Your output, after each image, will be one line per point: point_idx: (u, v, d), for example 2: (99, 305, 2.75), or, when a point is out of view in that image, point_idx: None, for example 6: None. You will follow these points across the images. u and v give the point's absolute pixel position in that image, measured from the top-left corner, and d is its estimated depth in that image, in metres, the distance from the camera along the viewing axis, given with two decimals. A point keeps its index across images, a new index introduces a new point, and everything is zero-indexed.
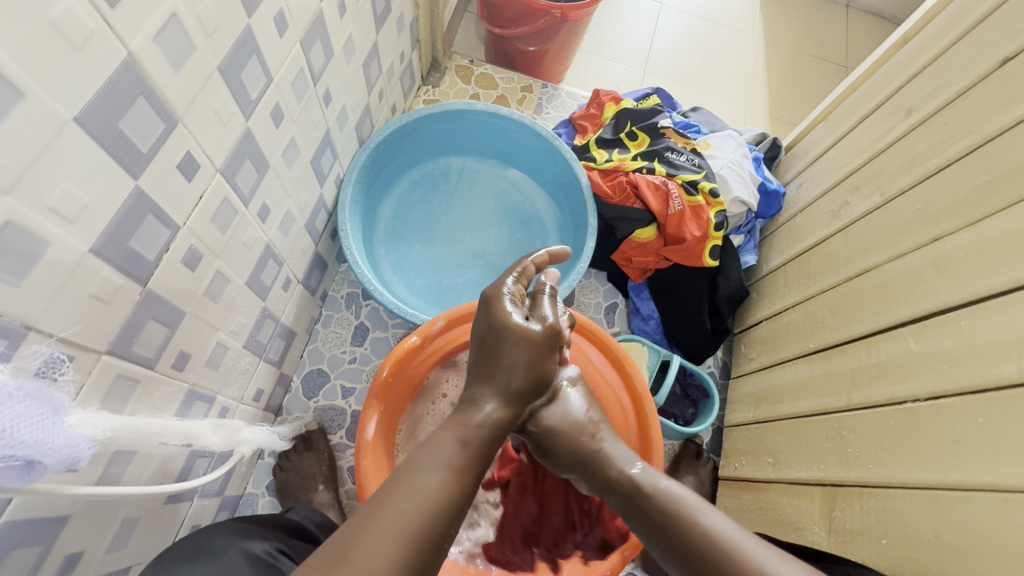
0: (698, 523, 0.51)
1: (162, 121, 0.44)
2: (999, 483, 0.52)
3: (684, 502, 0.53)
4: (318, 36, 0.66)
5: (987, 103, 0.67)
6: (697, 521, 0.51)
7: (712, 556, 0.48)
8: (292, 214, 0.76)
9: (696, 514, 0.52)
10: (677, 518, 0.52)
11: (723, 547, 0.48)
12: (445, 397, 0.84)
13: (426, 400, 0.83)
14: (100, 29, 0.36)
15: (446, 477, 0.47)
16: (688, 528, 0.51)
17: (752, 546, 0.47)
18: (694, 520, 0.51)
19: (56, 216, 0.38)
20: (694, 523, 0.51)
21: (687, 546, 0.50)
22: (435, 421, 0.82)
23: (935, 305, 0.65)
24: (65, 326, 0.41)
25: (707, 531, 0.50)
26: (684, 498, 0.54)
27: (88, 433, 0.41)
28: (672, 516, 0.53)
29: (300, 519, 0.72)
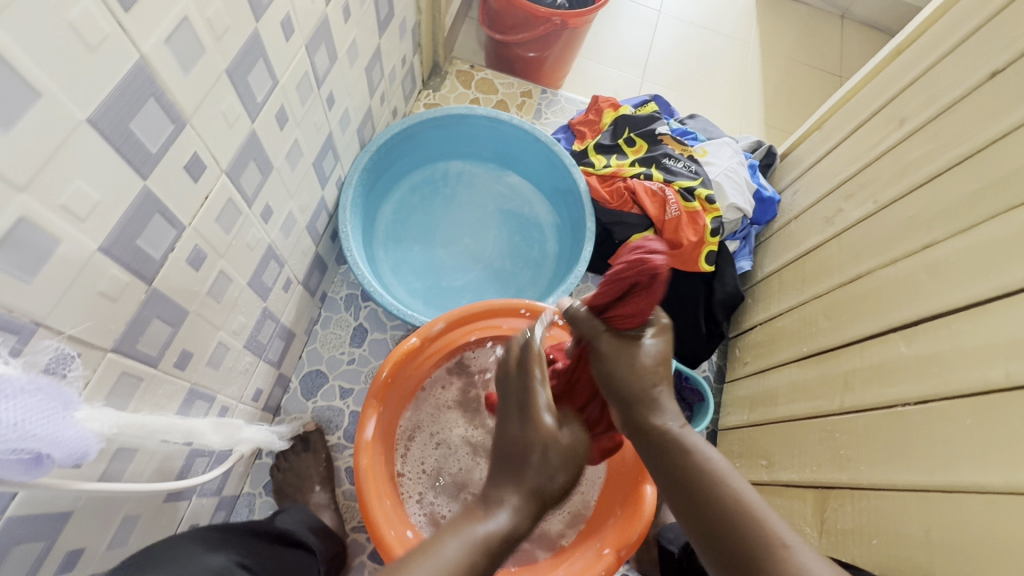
0: (731, 492, 0.49)
1: (171, 122, 0.45)
2: (987, 484, 0.53)
3: (716, 467, 0.51)
4: (322, 40, 0.67)
5: (977, 113, 0.69)
6: (729, 489, 0.49)
7: (735, 526, 0.47)
8: (294, 215, 0.77)
9: (730, 483, 0.50)
10: (710, 481, 0.50)
11: (747, 518, 0.47)
12: (448, 387, 0.86)
13: (423, 400, 0.84)
14: (115, 32, 0.37)
15: None
16: (719, 494, 0.49)
17: (773, 519, 0.48)
18: (727, 486, 0.50)
19: (67, 214, 0.38)
20: (727, 490, 0.49)
21: (714, 512, 0.49)
22: (432, 414, 0.85)
23: (925, 311, 0.66)
24: (74, 323, 0.42)
25: (739, 501, 0.49)
26: (715, 461, 0.52)
27: (95, 428, 0.42)
28: (706, 477, 0.51)
29: (287, 527, 0.71)
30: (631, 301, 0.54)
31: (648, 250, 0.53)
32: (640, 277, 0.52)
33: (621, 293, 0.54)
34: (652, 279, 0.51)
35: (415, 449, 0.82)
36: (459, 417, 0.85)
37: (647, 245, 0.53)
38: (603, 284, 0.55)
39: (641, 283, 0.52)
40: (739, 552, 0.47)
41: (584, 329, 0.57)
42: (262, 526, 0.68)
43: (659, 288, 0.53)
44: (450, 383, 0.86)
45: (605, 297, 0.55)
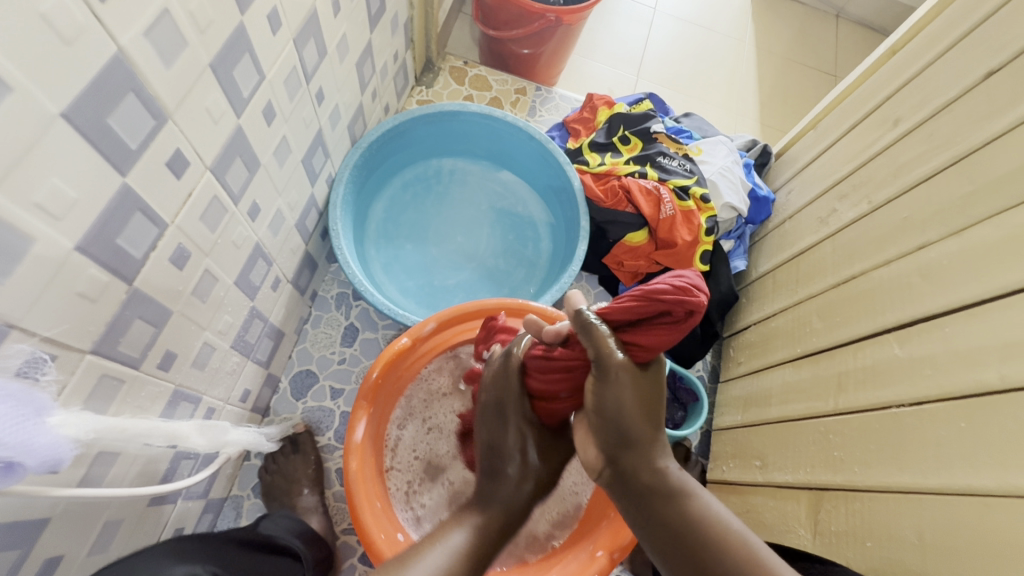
0: (738, 541, 0.46)
1: (152, 117, 0.44)
2: (980, 487, 0.53)
3: (717, 513, 0.49)
4: (311, 34, 0.65)
5: (972, 114, 0.68)
6: (735, 537, 0.47)
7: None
8: (282, 213, 0.75)
9: (737, 532, 0.47)
10: (714, 528, 0.47)
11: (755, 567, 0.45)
12: (440, 372, 0.84)
13: (417, 393, 0.83)
14: (90, 23, 0.35)
15: None
16: (724, 542, 0.47)
17: (780, 569, 0.45)
18: (732, 534, 0.47)
19: (42, 212, 0.37)
20: (732, 538, 0.47)
21: (719, 561, 0.46)
22: (422, 401, 0.83)
23: (920, 312, 0.66)
24: (50, 325, 0.40)
25: (745, 549, 0.46)
26: (717, 507, 0.49)
27: (71, 434, 0.41)
28: (707, 523, 0.48)
29: (272, 534, 0.70)
30: (654, 330, 0.51)
31: (693, 285, 0.52)
32: (679, 309, 0.51)
33: (648, 317, 0.52)
34: (690, 316, 0.51)
35: (405, 438, 0.81)
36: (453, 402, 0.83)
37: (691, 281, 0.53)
38: (633, 299, 0.52)
39: (676, 314, 0.51)
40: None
41: (593, 341, 0.52)
42: (245, 535, 0.67)
43: (683, 330, 0.52)
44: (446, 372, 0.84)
45: (628, 315, 0.52)
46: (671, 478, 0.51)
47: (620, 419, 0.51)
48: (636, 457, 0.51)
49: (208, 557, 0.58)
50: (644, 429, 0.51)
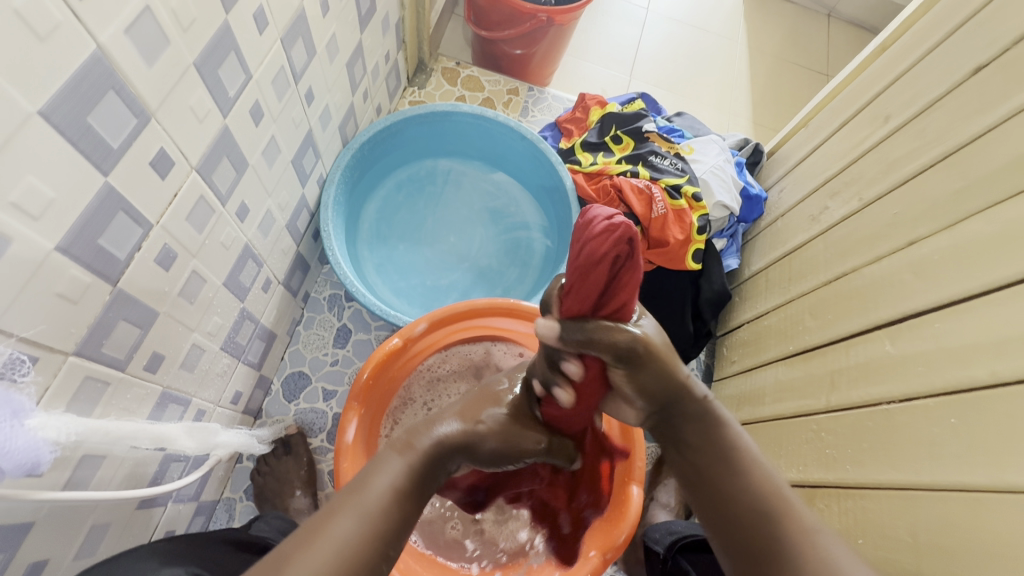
0: (762, 480, 0.50)
1: (133, 116, 0.43)
2: (972, 483, 0.52)
3: (749, 451, 0.53)
4: (299, 33, 0.65)
5: (961, 110, 0.69)
6: (761, 474, 0.51)
7: (760, 511, 0.49)
8: (272, 214, 0.75)
9: (765, 472, 0.51)
10: (744, 466, 0.52)
11: (774, 503, 0.49)
12: (441, 365, 0.85)
13: (414, 387, 0.84)
14: (67, 21, 0.35)
15: (407, 479, 0.47)
16: (750, 476, 0.51)
17: (800, 507, 0.49)
18: (759, 470, 0.51)
19: (19, 211, 0.37)
20: (760, 475, 0.51)
21: (742, 494, 0.50)
22: (418, 399, 0.84)
23: (910, 308, 0.66)
24: (28, 326, 0.40)
25: (769, 484, 0.50)
26: (750, 446, 0.53)
27: (50, 437, 0.41)
28: (738, 460, 0.52)
29: (263, 535, 0.69)
30: (626, 279, 0.42)
31: (607, 214, 0.40)
32: (619, 252, 0.40)
33: (606, 280, 0.42)
34: (636, 246, 0.39)
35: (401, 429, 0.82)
36: (455, 388, 0.85)
37: (597, 206, 0.41)
38: (582, 278, 0.42)
39: (625, 256, 0.40)
40: (756, 536, 0.48)
41: (604, 346, 0.46)
42: (238, 537, 0.67)
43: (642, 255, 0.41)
44: (450, 363, 0.86)
45: (591, 291, 0.43)
46: (709, 412, 0.54)
47: (661, 377, 0.52)
48: (681, 398, 0.54)
49: (200, 558, 0.58)
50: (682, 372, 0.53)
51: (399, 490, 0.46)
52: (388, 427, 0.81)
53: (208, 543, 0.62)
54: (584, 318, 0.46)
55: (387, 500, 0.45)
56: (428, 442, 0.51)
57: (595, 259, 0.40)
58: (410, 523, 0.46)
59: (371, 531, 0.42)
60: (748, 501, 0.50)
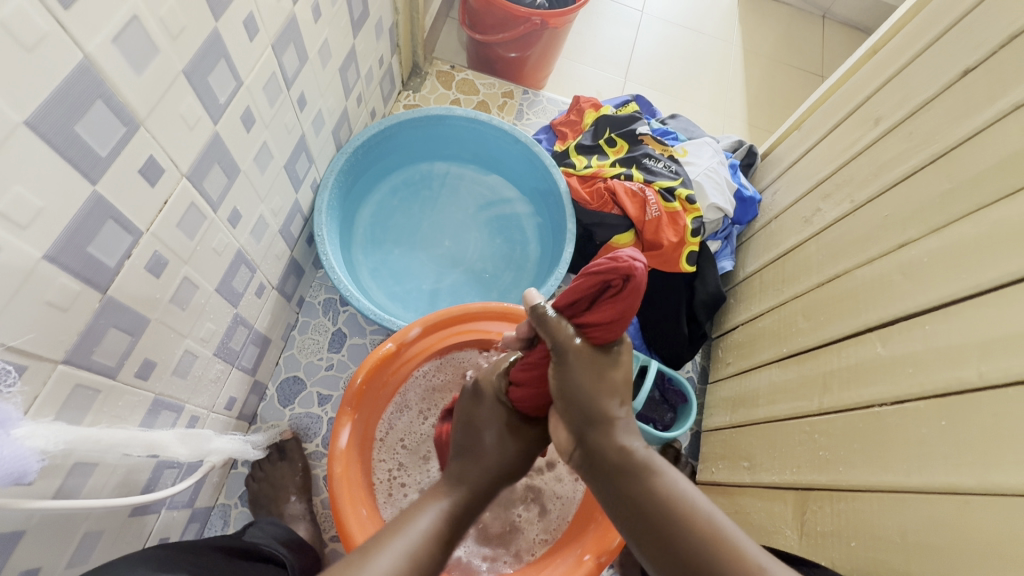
0: (704, 525, 0.47)
1: (122, 125, 0.43)
2: (961, 485, 0.52)
3: (683, 493, 0.49)
4: (290, 40, 0.65)
5: (950, 113, 0.69)
6: (702, 520, 0.47)
7: (708, 564, 0.45)
8: (265, 219, 0.75)
9: (703, 517, 0.47)
10: (682, 512, 0.48)
11: (722, 554, 0.45)
12: (439, 372, 0.85)
13: (407, 396, 0.83)
14: (53, 31, 0.35)
15: None
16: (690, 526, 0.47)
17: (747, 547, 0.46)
18: (696, 516, 0.47)
19: (7, 221, 0.37)
20: (700, 523, 0.47)
21: (687, 546, 0.46)
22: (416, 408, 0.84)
23: (901, 310, 0.66)
24: (16, 335, 0.40)
25: (709, 530, 0.47)
26: (683, 488, 0.49)
27: (37, 446, 0.41)
28: (676, 508, 0.48)
29: (258, 543, 0.69)
30: (605, 303, 0.49)
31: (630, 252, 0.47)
32: (612, 279, 0.46)
33: (590, 293, 0.49)
34: (627, 284, 0.46)
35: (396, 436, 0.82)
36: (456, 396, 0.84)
37: (629, 248, 0.47)
38: (574, 281, 0.50)
39: (615, 285, 0.47)
40: None
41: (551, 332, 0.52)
42: (231, 543, 0.66)
43: (632, 299, 0.47)
44: (449, 371, 0.85)
45: (574, 294, 0.50)
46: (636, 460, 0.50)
47: (586, 401, 0.51)
48: (601, 434, 0.51)
49: (192, 564, 0.58)
50: (610, 405, 0.52)
51: None
52: (381, 432, 0.81)
53: (200, 550, 0.62)
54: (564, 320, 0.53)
55: None
56: None
57: (592, 272, 0.48)
58: None
59: None
60: (693, 552, 0.46)
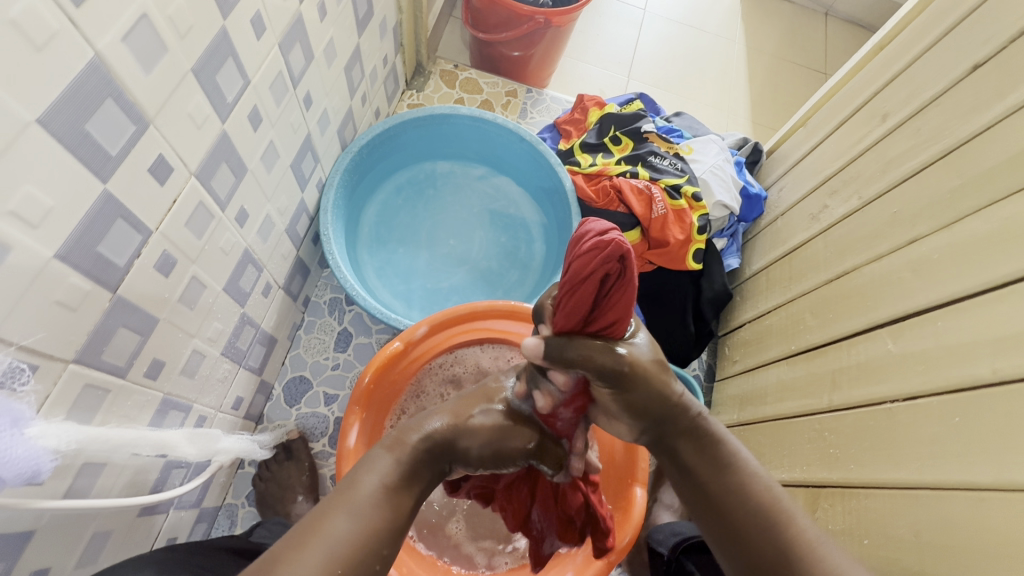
0: (761, 491, 0.49)
1: (132, 123, 0.43)
2: (975, 482, 0.52)
3: (745, 461, 0.51)
4: (297, 39, 0.65)
5: (959, 108, 0.68)
6: (759, 485, 0.49)
7: (762, 526, 0.47)
8: (271, 218, 0.75)
9: (761, 483, 0.49)
10: (741, 476, 0.49)
11: (776, 517, 0.47)
12: (449, 365, 0.84)
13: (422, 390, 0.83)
14: (65, 29, 0.35)
15: (401, 484, 0.47)
16: (749, 490, 0.49)
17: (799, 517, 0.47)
18: (756, 482, 0.49)
19: (18, 220, 0.36)
20: (757, 489, 0.49)
21: (743, 508, 0.48)
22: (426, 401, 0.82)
23: (911, 306, 0.66)
24: (27, 333, 0.40)
25: (765, 496, 0.48)
26: (745, 456, 0.51)
27: (50, 446, 0.41)
28: (736, 472, 0.50)
29: (261, 542, 0.69)
30: (614, 295, 0.43)
31: (600, 230, 0.42)
32: (608, 269, 0.41)
33: (595, 296, 0.44)
34: (625, 265, 0.41)
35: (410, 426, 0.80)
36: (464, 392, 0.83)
37: (595, 224, 0.42)
38: (570, 295, 0.44)
39: (612, 273, 0.41)
40: (761, 549, 0.46)
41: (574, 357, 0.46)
42: (238, 544, 0.66)
43: (634, 274, 0.42)
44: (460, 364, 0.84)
45: (580, 307, 0.45)
46: (703, 429, 0.52)
47: (648, 396, 0.50)
48: (668, 419, 0.51)
49: (201, 564, 0.58)
50: (667, 395, 0.50)
51: (385, 493, 0.46)
52: (402, 406, 0.81)
53: (207, 551, 0.61)
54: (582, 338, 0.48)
55: (378, 501, 0.45)
56: (418, 437, 0.51)
57: (583, 275, 0.42)
58: (405, 527, 0.45)
59: (360, 534, 0.42)
60: (751, 514, 0.48)
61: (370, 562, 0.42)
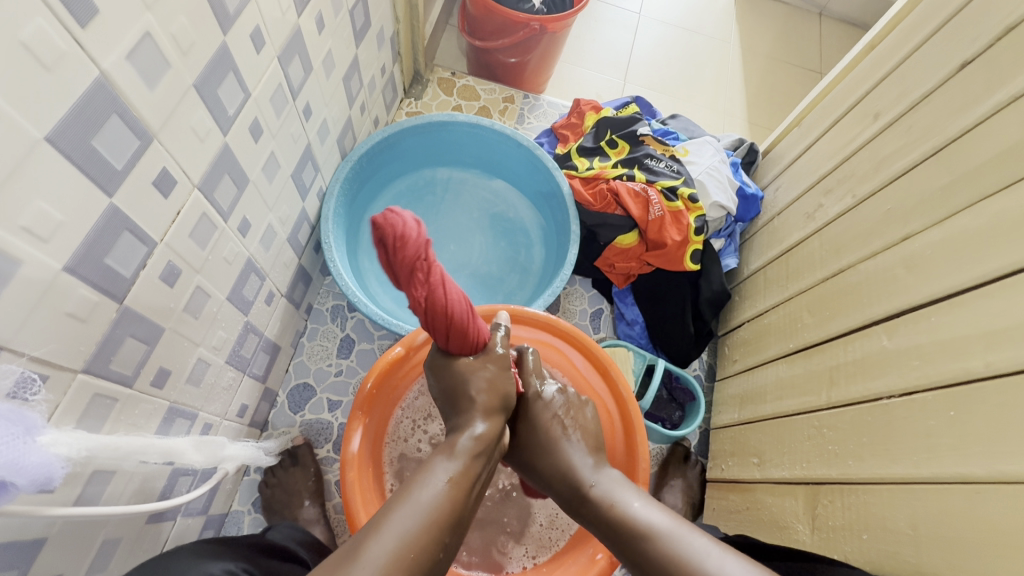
0: (665, 543, 0.52)
1: (136, 138, 0.44)
2: (971, 475, 0.53)
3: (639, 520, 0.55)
4: (295, 51, 0.66)
5: (948, 106, 0.69)
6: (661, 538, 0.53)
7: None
8: (274, 228, 0.76)
9: (661, 533, 0.53)
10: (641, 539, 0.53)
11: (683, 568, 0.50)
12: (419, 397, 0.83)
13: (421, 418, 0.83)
14: (71, 50, 0.36)
15: (396, 495, 0.47)
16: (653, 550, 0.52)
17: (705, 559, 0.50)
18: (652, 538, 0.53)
19: (29, 235, 0.38)
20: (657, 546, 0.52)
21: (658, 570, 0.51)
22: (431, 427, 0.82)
23: (905, 304, 0.67)
24: (38, 345, 0.41)
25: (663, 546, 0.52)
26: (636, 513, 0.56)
27: (61, 453, 0.41)
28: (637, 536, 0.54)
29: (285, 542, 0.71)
30: (410, 255, 0.47)
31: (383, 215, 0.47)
32: (397, 236, 0.47)
33: (410, 270, 0.48)
34: (400, 226, 0.47)
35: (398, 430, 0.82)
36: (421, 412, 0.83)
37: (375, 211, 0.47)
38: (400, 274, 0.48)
39: (396, 240, 0.47)
40: None
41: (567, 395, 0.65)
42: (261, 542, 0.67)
43: (415, 232, 0.47)
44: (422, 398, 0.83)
45: (411, 282, 0.49)
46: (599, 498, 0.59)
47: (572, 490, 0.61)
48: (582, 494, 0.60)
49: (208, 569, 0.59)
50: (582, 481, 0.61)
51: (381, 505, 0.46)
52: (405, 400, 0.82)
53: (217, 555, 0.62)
54: (432, 291, 0.50)
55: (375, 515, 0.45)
56: None
57: (392, 249, 0.47)
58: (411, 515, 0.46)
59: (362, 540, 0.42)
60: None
61: (432, 553, 0.44)
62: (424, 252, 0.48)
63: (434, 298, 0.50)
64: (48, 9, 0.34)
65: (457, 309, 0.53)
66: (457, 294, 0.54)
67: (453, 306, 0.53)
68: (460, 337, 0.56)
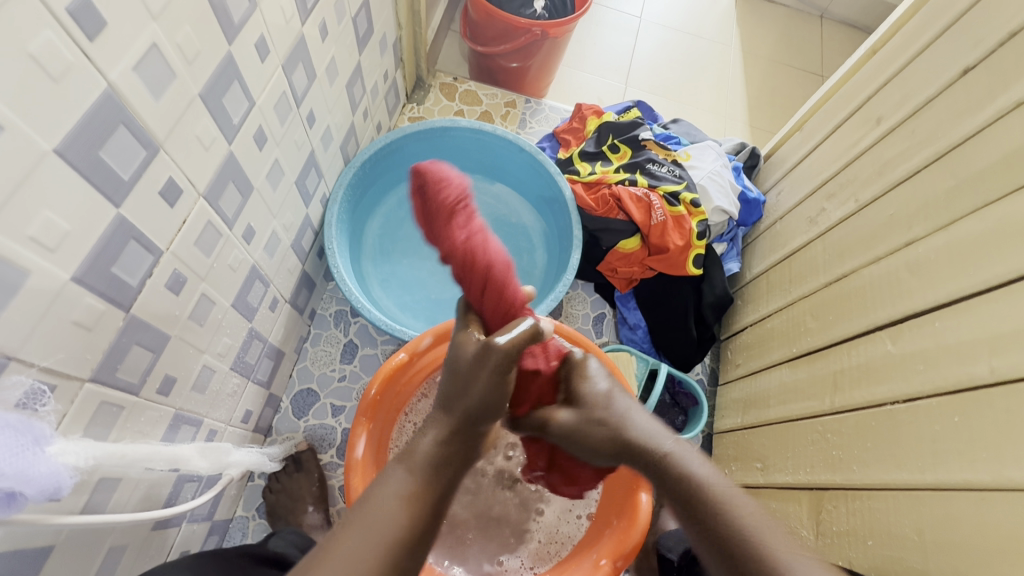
0: (734, 516, 0.51)
1: (142, 148, 0.45)
2: (977, 482, 0.53)
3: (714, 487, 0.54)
4: (299, 58, 0.67)
5: (951, 110, 0.69)
6: (753, 540, 0.50)
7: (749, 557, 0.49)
8: (278, 234, 0.77)
9: (735, 507, 0.52)
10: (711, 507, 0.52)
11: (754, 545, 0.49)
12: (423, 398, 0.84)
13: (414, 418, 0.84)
14: (79, 61, 0.37)
15: (400, 504, 0.47)
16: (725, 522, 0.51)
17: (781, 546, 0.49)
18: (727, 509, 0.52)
19: (37, 245, 0.38)
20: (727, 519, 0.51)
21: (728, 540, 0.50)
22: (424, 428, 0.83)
23: (909, 309, 0.66)
24: (46, 355, 0.41)
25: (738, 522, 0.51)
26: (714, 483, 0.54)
27: (69, 462, 0.42)
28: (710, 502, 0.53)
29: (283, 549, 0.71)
30: (441, 193, 0.52)
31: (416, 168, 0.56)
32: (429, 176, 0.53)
33: (445, 208, 0.52)
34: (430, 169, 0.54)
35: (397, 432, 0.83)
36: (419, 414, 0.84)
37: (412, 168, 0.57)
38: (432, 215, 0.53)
39: (427, 179, 0.54)
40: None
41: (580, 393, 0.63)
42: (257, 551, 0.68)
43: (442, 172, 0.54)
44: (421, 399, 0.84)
45: (445, 222, 0.52)
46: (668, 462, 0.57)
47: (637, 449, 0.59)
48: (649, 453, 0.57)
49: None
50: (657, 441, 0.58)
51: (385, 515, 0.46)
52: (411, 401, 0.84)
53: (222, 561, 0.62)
54: (469, 236, 0.51)
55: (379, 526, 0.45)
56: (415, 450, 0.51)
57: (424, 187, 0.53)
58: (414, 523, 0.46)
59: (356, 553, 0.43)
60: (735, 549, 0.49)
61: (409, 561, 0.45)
62: (457, 192, 0.52)
63: (468, 242, 0.51)
64: (57, 22, 0.34)
65: (499, 265, 0.52)
66: (501, 253, 0.53)
67: (492, 257, 0.52)
68: (499, 303, 0.54)
